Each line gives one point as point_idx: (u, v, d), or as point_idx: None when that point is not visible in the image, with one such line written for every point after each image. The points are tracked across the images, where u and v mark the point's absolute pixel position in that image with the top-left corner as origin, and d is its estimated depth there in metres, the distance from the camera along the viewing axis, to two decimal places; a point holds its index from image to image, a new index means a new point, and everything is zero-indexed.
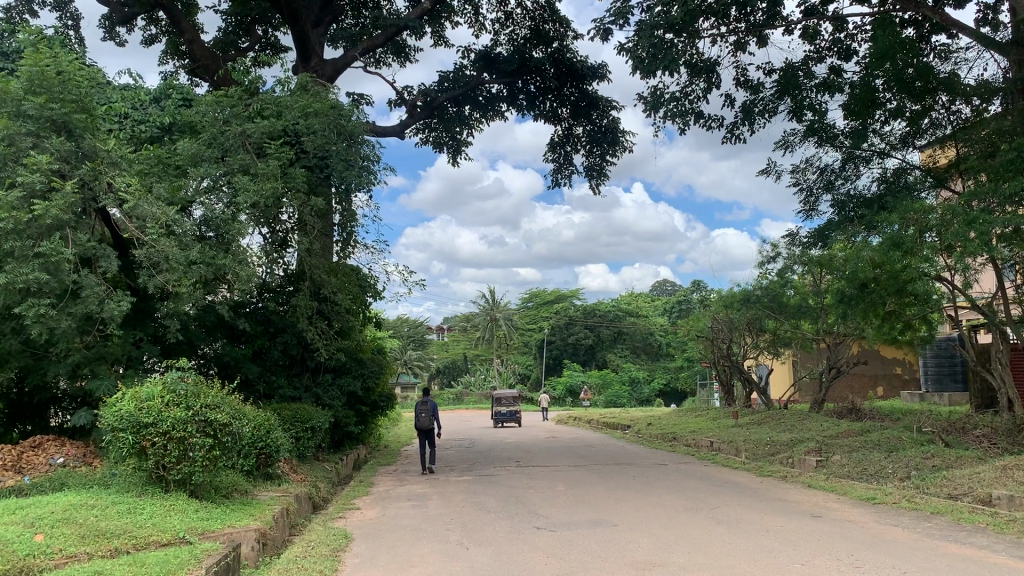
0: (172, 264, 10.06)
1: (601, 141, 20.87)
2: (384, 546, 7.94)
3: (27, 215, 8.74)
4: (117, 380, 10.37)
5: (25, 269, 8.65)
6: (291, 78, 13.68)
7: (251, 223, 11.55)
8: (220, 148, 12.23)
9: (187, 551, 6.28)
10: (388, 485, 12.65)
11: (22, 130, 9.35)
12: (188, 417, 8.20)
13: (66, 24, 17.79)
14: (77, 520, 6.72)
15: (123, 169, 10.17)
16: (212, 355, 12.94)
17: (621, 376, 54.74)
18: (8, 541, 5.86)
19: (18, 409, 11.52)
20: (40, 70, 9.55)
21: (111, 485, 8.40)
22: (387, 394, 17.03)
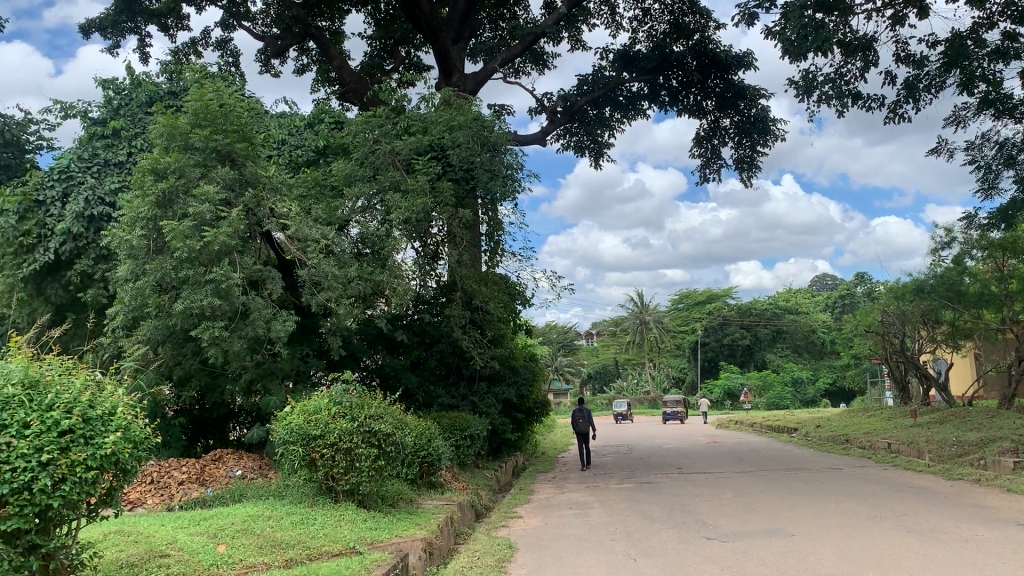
0: (332, 282, 10.39)
1: (750, 131, 20.03)
2: (549, 557, 7.79)
3: (198, 243, 9.21)
4: (287, 394, 10.82)
5: (199, 293, 9.13)
6: (434, 94, 13.88)
7: (404, 238, 11.77)
8: (371, 167, 12.59)
9: (357, 562, 6.33)
10: (549, 493, 12.53)
11: (190, 162, 9.87)
12: (353, 428, 8.36)
13: (227, 61, 18.89)
14: (255, 531, 6.97)
15: (282, 193, 10.59)
16: (373, 367, 13.31)
17: (783, 376, 52.53)
18: (193, 552, 6.13)
19: (200, 424, 12.27)
20: (204, 104, 10.06)
21: (285, 496, 8.72)
22: (542, 401, 16.97)
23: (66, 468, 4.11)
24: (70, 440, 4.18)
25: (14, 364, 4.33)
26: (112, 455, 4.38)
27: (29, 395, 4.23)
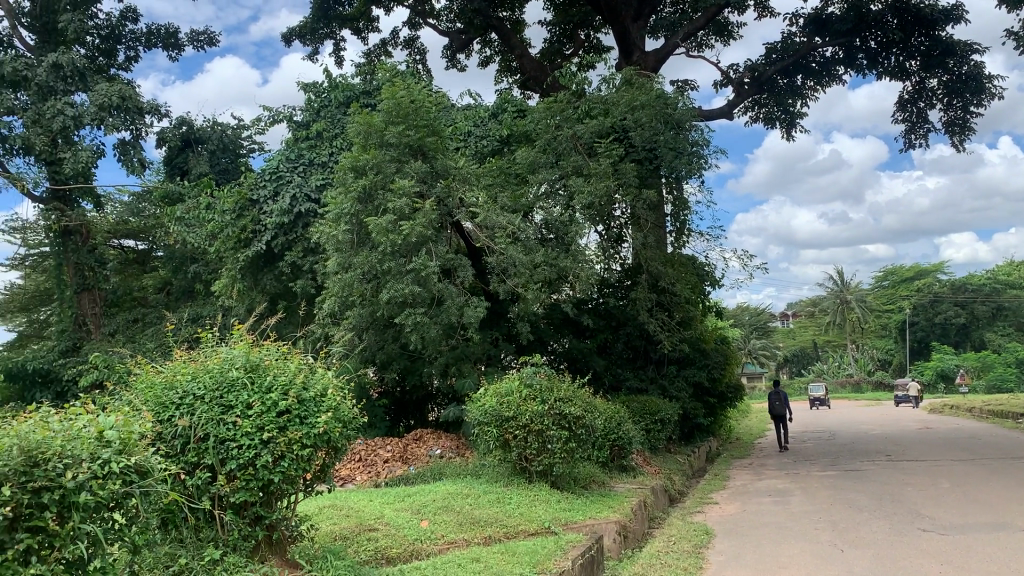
0: (520, 268, 10.57)
1: (962, 90, 18.43)
2: (749, 544, 7.54)
3: (397, 236, 9.63)
4: (480, 377, 11.14)
5: (400, 283, 9.58)
6: (615, 75, 13.72)
7: (589, 222, 11.77)
8: (554, 153, 12.66)
9: (553, 542, 6.40)
10: (746, 479, 12.14)
11: (386, 158, 10.34)
12: (544, 410, 8.46)
13: (414, 59, 19.61)
14: (455, 508, 7.22)
15: (471, 183, 10.87)
16: (561, 350, 13.46)
17: (1006, 357, 47.97)
18: (399, 527, 6.43)
19: (402, 406, 12.97)
20: (397, 101, 10.48)
21: (481, 475, 8.98)
22: (735, 385, 16.46)
23: (284, 445, 4.41)
24: (288, 419, 4.48)
25: (236, 350, 4.70)
26: (324, 434, 4.65)
27: (250, 378, 4.59)
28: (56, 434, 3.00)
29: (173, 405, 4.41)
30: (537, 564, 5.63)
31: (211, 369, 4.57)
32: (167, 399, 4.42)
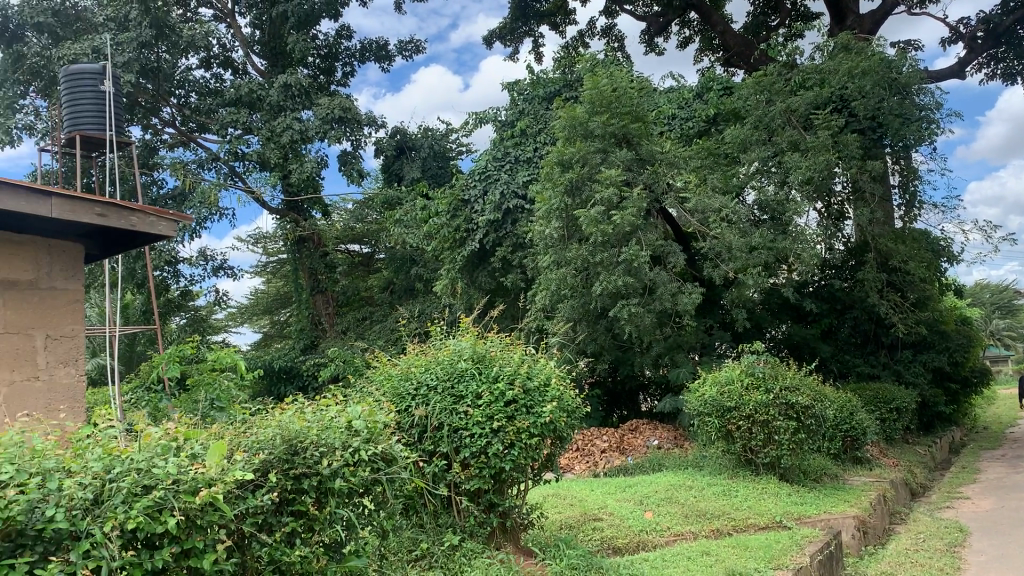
0: (734, 253, 10.17)
1: None
2: (1013, 545, 6.77)
3: (608, 227, 9.56)
4: (696, 367, 10.84)
5: (613, 275, 9.54)
6: (829, 42, 12.83)
7: (807, 201, 11.10)
8: (766, 130, 12.02)
9: (787, 537, 6.07)
10: (999, 473, 10.98)
11: (592, 148, 10.28)
12: (769, 399, 8.04)
13: (612, 47, 19.43)
14: (679, 500, 7.05)
15: (680, 167, 10.59)
16: (781, 337, 13.05)
17: None
18: (624, 517, 6.37)
19: (615, 396, 13.02)
20: (599, 90, 10.37)
21: (704, 467, 8.74)
22: (981, 369, 14.94)
23: (513, 434, 4.47)
24: (515, 408, 4.53)
25: (464, 342, 4.83)
26: (551, 423, 4.66)
27: (478, 368, 4.69)
28: (312, 424, 3.18)
29: (409, 395, 4.58)
30: (772, 559, 5.34)
31: (442, 361, 4.72)
32: (403, 390, 4.59)
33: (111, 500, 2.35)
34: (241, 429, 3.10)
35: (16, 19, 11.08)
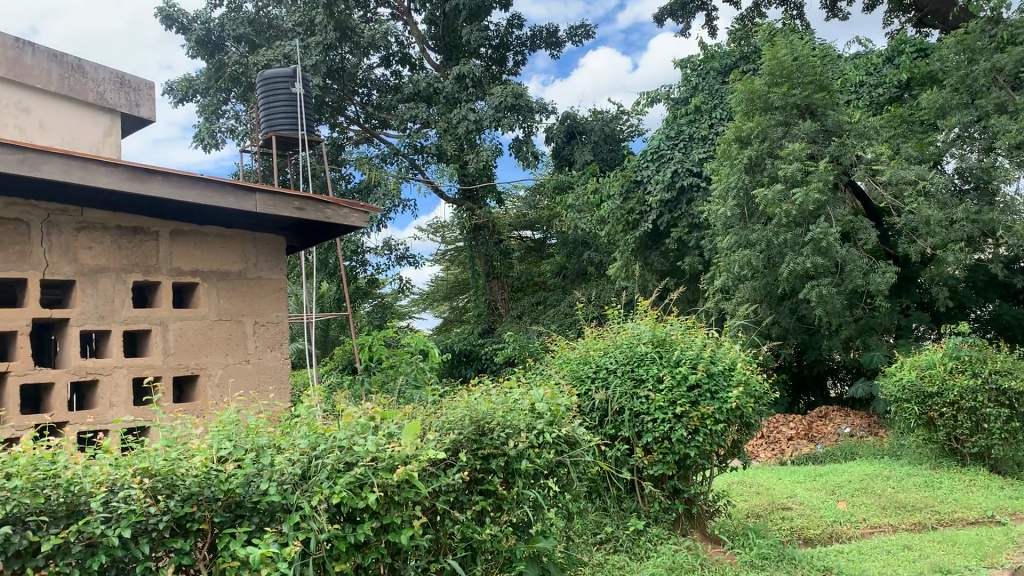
0: (933, 227, 9.43)
1: None
2: None
3: (792, 204, 9.14)
4: (892, 350, 10.15)
5: (799, 255, 9.18)
6: None
7: (1018, 167, 10.10)
8: (968, 92, 11.01)
9: (1002, 533, 5.56)
10: None
11: (772, 122, 9.85)
12: (977, 385, 7.40)
13: (791, 15, 18.49)
14: (875, 491, 6.64)
15: (870, 138, 9.90)
16: (988, 317, 12.04)
17: None
18: (815, 507, 6.08)
19: (801, 381, 12.52)
20: (779, 61, 9.92)
21: (902, 457, 8.19)
22: None
23: (697, 420, 4.37)
24: (699, 393, 4.42)
25: (643, 325, 4.76)
26: (736, 409, 4.52)
27: (659, 352, 4.61)
28: (498, 406, 3.23)
29: (589, 378, 4.58)
30: (986, 558, 4.91)
31: (622, 344, 4.68)
32: (583, 373, 4.61)
33: (317, 475, 2.48)
34: (431, 409, 3.18)
35: (218, 31, 11.99)
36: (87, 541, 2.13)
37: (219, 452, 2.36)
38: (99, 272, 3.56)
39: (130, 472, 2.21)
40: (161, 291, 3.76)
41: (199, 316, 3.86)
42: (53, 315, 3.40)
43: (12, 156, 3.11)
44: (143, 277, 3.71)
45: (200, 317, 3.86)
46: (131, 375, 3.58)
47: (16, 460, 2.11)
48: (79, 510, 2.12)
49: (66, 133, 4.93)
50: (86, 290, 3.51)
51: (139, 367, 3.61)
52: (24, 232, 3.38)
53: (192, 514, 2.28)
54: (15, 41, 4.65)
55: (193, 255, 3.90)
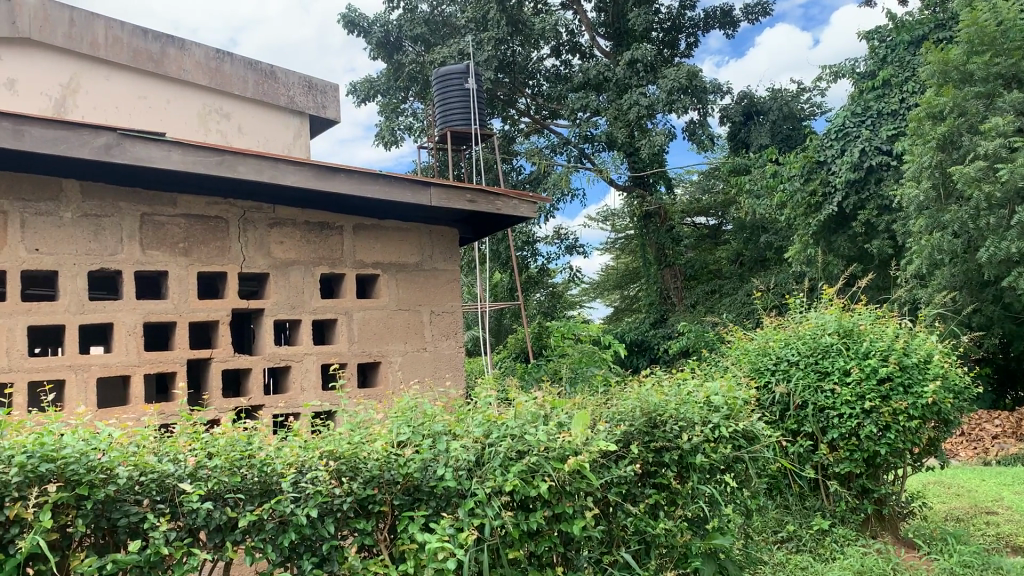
0: None
1: None
2: None
3: (995, 183, 8.36)
4: None
5: (1004, 239, 8.39)
6: None
7: None
8: None
9: None
10: None
11: (972, 94, 9.04)
12: None
13: None
14: None
15: None
16: None
17: None
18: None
19: (1008, 375, 11.55)
20: (980, 27, 9.11)
21: None
22: None
23: (889, 415, 4.09)
24: (891, 388, 4.13)
25: (828, 314, 4.50)
26: (934, 405, 4.17)
27: (846, 343, 4.34)
28: (671, 398, 3.16)
29: (768, 370, 4.42)
30: None
31: (804, 334, 4.45)
32: (762, 365, 4.45)
33: (491, 462, 2.51)
34: (603, 399, 3.15)
35: (396, 32, 12.44)
36: (279, 519, 2.26)
37: (398, 437, 2.45)
38: (289, 265, 3.79)
39: (317, 455, 2.33)
40: (345, 282, 3.96)
41: (379, 306, 4.01)
42: (249, 305, 3.64)
43: (212, 158, 3.36)
44: (329, 269, 3.91)
45: (381, 306, 4.02)
46: (319, 361, 3.78)
47: (216, 439, 2.27)
48: (271, 489, 2.26)
49: (262, 135, 5.29)
50: (277, 282, 3.74)
51: (326, 354, 3.81)
52: (224, 228, 3.65)
53: (374, 496, 2.38)
54: (217, 52, 5.04)
55: (374, 249, 4.06)
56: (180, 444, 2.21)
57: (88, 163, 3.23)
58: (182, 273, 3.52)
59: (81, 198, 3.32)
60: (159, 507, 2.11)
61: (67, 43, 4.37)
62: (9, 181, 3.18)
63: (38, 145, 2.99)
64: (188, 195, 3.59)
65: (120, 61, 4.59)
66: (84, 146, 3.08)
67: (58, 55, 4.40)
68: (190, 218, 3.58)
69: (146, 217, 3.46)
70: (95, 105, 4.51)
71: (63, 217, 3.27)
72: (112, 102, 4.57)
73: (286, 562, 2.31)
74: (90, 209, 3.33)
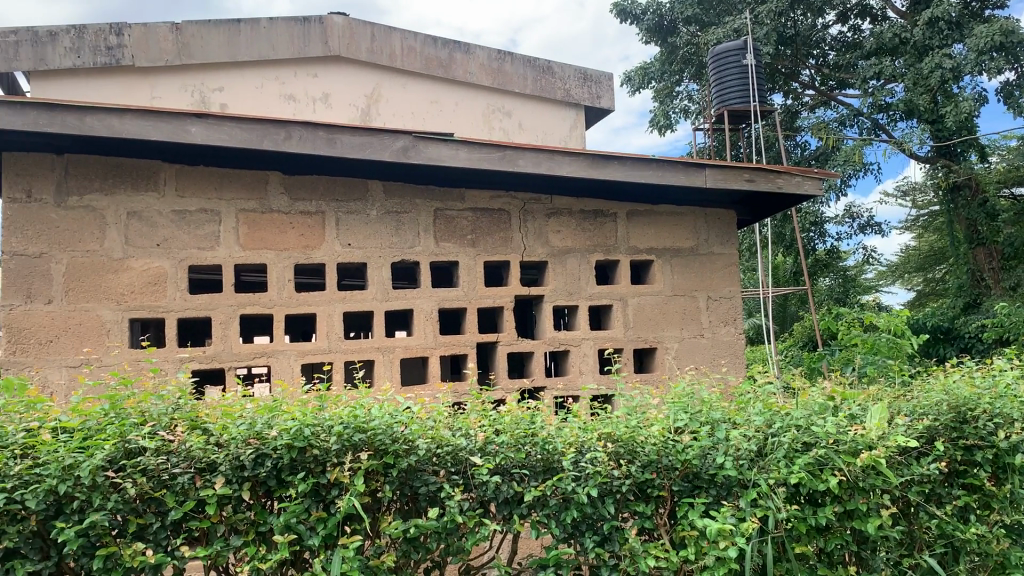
0: None
1: None
2: None
3: None
4: None
5: None
6: None
7: None
8: None
9: None
10: None
11: None
12: None
13: None
14: None
15: None
16: None
17: None
18: None
19: None
20: None
21: None
22: None
23: None
24: None
25: None
26: None
27: None
28: (985, 390, 2.83)
29: None
30: None
31: None
32: None
33: (774, 453, 2.42)
34: (901, 391, 2.91)
35: (669, 15, 12.21)
36: (561, 496, 2.34)
37: (676, 422, 2.42)
38: (567, 253, 3.90)
39: (596, 436, 2.38)
40: (620, 269, 4.00)
41: (655, 291, 4.01)
42: (530, 292, 3.79)
43: (494, 154, 3.54)
44: (605, 256, 3.97)
45: (657, 292, 4.01)
46: (597, 346, 3.85)
47: (502, 417, 2.40)
48: (553, 467, 2.35)
49: (540, 129, 5.48)
50: (556, 270, 3.86)
51: (604, 339, 3.87)
52: (506, 220, 3.84)
53: (653, 480, 2.40)
54: (498, 52, 5.27)
55: (649, 235, 4.06)
56: (470, 420, 2.36)
57: (390, 166, 3.56)
58: (470, 262, 3.75)
59: (383, 197, 3.67)
60: (453, 478, 2.28)
61: (368, 57, 4.83)
62: (325, 184, 3.60)
63: (347, 150, 3.34)
64: (474, 189, 3.82)
65: (414, 69, 4.98)
66: (385, 150, 3.40)
67: (362, 69, 4.88)
68: (476, 212, 3.81)
69: (438, 212, 3.74)
70: (393, 111, 4.94)
71: (370, 215, 3.63)
72: (407, 107, 4.98)
73: (568, 539, 2.39)
74: (391, 206, 3.67)
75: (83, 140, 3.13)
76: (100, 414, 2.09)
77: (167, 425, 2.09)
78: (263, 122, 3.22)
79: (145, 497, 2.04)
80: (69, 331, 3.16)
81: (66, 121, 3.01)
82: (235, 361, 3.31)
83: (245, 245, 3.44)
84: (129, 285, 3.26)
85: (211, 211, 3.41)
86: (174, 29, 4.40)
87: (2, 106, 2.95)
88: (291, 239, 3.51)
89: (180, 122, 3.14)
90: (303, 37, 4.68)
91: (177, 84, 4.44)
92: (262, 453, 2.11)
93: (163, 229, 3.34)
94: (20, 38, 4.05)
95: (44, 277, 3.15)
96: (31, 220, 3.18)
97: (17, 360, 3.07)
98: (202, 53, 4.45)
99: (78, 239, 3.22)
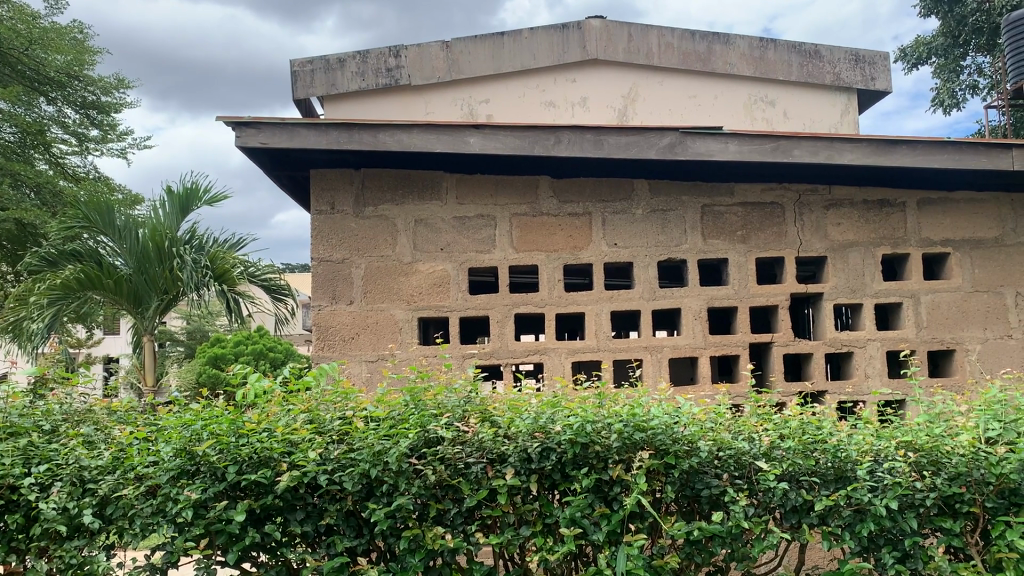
0: None
1: None
2: None
3: None
4: None
5: None
6: None
7: None
8: None
9: None
10: None
11: None
12: None
13: None
14: None
15: None
16: None
17: None
18: None
19: None
20: None
21: None
22: None
23: None
24: None
25: None
26: None
27: None
28: None
29: None
30: None
31: None
32: None
33: None
34: None
35: None
36: (855, 507, 2.23)
37: (986, 433, 2.17)
38: (849, 247, 3.65)
39: (894, 444, 2.22)
40: (911, 263, 3.68)
41: (953, 288, 3.64)
42: (808, 290, 3.59)
43: (767, 145, 3.40)
44: (892, 249, 3.67)
45: (954, 288, 3.64)
46: (885, 348, 3.57)
47: (787, 421, 2.30)
48: (846, 476, 2.24)
49: (807, 117, 5.10)
50: (837, 265, 3.63)
51: (894, 340, 3.58)
52: (779, 213, 3.68)
53: (961, 495, 2.21)
54: (759, 40, 4.98)
55: (945, 225, 3.71)
56: (751, 423, 2.31)
57: (658, 165, 3.55)
58: (741, 259, 3.63)
59: (649, 196, 3.67)
60: (737, 482, 2.25)
61: (627, 58, 4.86)
62: (592, 186, 3.66)
63: (615, 151, 3.37)
64: (744, 183, 3.71)
65: (672, 65, 4.90)
66: (652, 148, 3.39)
67: (623, 70, 4.91)
68: (746, 207, 3.69)
69: (706, 209, 3.67)
70: (652, 109, 4.92)
71: (636, 214, 3.64)
72: (666, 104, 4.92)
73: (863, 552, 2.28)
74: (657, 205, 3.65)
75: (373, 154, 3.42)
76: (401, 404, 2.26)
77: (461, 417, 2.23)
78: (532, 128, 3.34)
79: (443, 484, 2.21)
80: (367, 328, 3.46)
81: (361, 138, 3.30)
82: (511, 359, 3.46)
83: (519, 247, 3.58)
84: (417, 286, 3.51)
85: (487, 216, 3.60)
86: (444, 48, 4.67)
87: (308, 127, 3.30)
88: (560, 240, 3.60)
89: (458, 134, 3.34)
90: (560, 44, 4.81)
91: (446, 97, 4.72)
92: (547, 447, 2.20)
93: (445, 233, 3.57)
94: (315, 68, 4.50)
95: (346, 280, 3.49)
96: (333, 229, 3.52)
97: (326, 355, 3.43)
98: (469, 66, 4.69)
99: (372, 245, 3.52)
